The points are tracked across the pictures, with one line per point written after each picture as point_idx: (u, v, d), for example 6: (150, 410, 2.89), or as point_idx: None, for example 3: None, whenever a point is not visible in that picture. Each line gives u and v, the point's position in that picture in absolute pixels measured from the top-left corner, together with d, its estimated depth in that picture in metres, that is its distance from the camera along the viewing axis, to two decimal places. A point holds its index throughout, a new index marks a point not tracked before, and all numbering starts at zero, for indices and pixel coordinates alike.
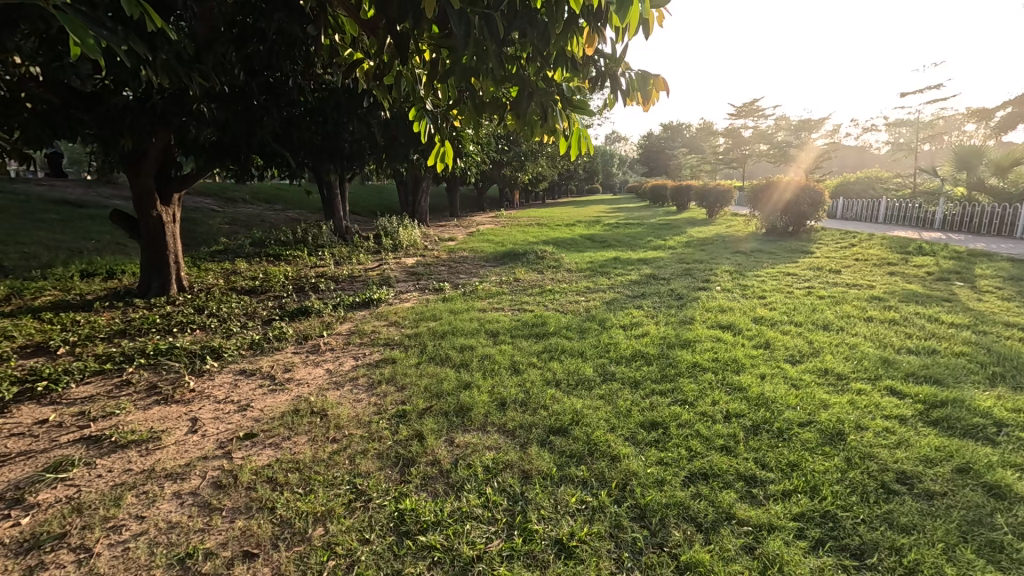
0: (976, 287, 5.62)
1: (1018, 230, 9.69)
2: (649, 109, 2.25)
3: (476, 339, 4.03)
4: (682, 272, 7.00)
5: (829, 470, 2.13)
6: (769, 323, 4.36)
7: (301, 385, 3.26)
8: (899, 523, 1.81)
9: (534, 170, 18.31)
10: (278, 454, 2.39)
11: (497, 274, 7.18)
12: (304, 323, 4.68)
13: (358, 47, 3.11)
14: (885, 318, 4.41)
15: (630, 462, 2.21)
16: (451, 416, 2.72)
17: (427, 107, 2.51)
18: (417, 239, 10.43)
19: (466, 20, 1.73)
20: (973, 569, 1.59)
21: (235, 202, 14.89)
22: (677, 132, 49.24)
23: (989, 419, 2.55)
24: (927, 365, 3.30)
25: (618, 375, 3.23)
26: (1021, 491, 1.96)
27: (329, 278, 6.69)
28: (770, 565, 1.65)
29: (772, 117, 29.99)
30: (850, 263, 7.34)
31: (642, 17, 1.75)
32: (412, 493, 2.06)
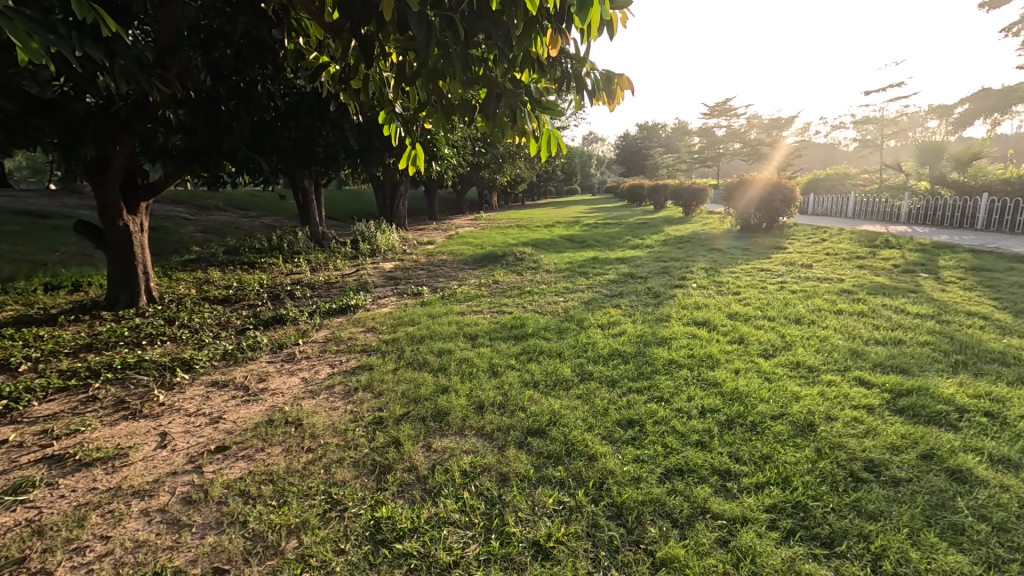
0: (940, 278, 5.81)
1: (979, 221, 10.05)
2: (615, 108, 2.28)
3: (454, 342, 4.02)
4: (659, 270, 7.10)
5: (800, 461, 2.17)
6: (743, 319, 4.43)
7: (276, 395, 3.20)
8: (867, 510, 1.85)
9: (512, 171, 18.34)
10: (250, 466, 2.34)
11: (476, 276, 7.18)
12: (279, 331, 4.60)
13: (325, 50, 3.08)
14: (854, 311, 4.53)
15: (607, 461, 2.23)
16: (429, 421, 2.71)
17: (396, 109, 2.49)
18: (395, 243, 10.34)
19: (428, 21, 1.71)
20: (936, 552, 1.64)
21: (207, 209, 14.59)
22: (653, 132, 49.91)
23: (952, 406, 2.63)
24: (894, 355, 3.40)
25: (596, 374, 3.24)
26: (982, 474, 2.03)
27: (305, 285, 6.59)
28: (743, 557, 1.67)
29: (745, 117, 30.59)
30: (821, 258, 7.52)
31: (604, 19, 1.78)
32: (389, 501, 2.03)
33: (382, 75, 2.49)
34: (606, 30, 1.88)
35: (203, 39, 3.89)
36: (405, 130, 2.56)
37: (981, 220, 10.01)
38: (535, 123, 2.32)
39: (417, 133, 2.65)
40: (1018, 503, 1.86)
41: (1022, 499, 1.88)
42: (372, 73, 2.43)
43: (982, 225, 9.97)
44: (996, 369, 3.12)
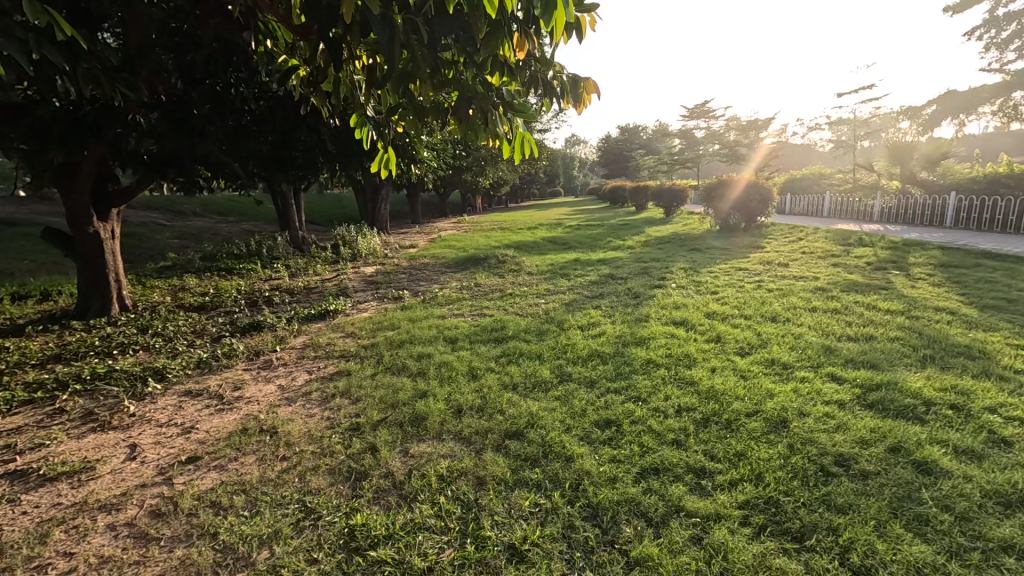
0: (911, 275, 5.95)
1: (948, 219, 10.34)
2: (583, 111, 2.33)
3: (434, 346, 3.99)
4: (640, 270, 7.16)
5: (772, 457, 2.21)
6: (721, 318, 4.49)
7: (251, 403, 3.14)
8: (836, 504, 1.89)
9: (494, 174, 18.34)
10: (222, 477, 2.30)
11: (458, 279, 7.16)
12: (256, 338, 4.52)
13: (296, 54, 3.05)
14: (828, 308, 4.61)
15: (583, 462, 2.23)
16: (406, 426, 2.69)
17: (368, 113, 2.48)
18: (376, 247, 10.26)
19: (393, 23, 1.72)
20: (902, 543, 1.68)
21: (184, 215, 14.33)
22: (634, 134, 50.36)
23: (920, 399, 2.70)
24: (865, 351, 3.47)
25: (574, 375, 3.25)
26: (946, 465, 2.08)
27: (284, 291, 6.50)
28: (716, 554, 1.69)
29: (724, 118, 31.06)
30: (798, 256, 7.66)
31: (571, 21, 1.86)
32: (364, 507, 2.01)
33: (353, 78, 2.47)
34: (574, 33, 1.93)
35: (174, 42, 3.83)
36: (377, 133, 2.54)
37: (950, 218, 10.30)
38: (507, 127, 2.33)
39: (390, 137, 2.64)
40: (980, 493, 1.91)
41: (983, 489, 1.93)
42: (343, 76, 2.42)
43: (951, 222, 10.26)
44: (962, 363, 3.21)
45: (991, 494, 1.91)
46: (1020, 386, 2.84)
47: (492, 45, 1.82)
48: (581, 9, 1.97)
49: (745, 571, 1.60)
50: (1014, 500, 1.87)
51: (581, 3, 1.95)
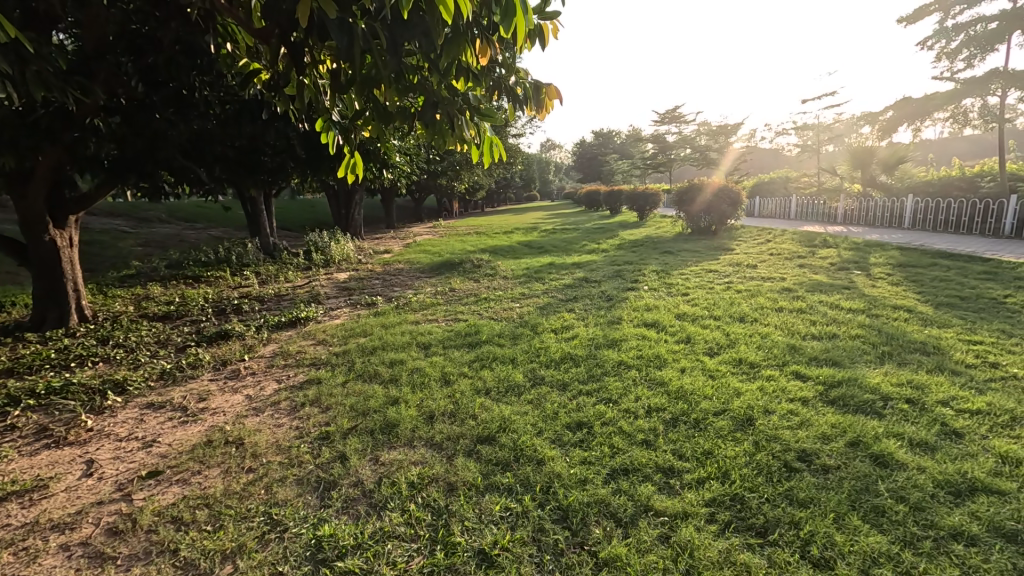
0: (872, 275, 6.17)
1: (906, 220, 10.74)
2: (546, 116, 2.40)
3: (407, 352, 3.96)
4: (613, 274, 7.23)
5: (738, 455, 2.25)
6: (691, 319, 4.57)
7: (216, 415, 3.06)
8: (798, 498, 1.94)
9: (470, 178, 18.31)
10: (185, 491, 2.23)
11: (432, 284, 7.13)
12: (223, 348, 4.41)
13: (259, 59, 3.00)
14: (794, 308, 4.74)
15: (554, 465, 2.24)
16: (377, 433, 2.65)
17: (333, 117, 2.45)
18: (350, 253, 10.14)
19: (351, 28, 1.72)
20: (859, 535, 1.74)
21: (149, 222, 13.91)
22: (608, 138, 50.89)
23: (878, 395, 2.79)
24: (828, 348, 3.58)
25: (547, 378, 3.27)
26: (901, 458, 2.16)
27: (253, 298, 6.36)
28: (682, 552, 1.71)
29: (695, 123, 31.70)
30: (765, 258, 7.86)
31: (533, 30, 1.93)
32: (332, 518, 1.97)
33: (317, 82, 2.45)
34: (536, 40, 2.00)
35: (133, 44, 3.71)
36: (343, 138, 2.52)
37: (908, 219, 10.71)
38: (474, 130, 2.34)
39: (357, 142, 2.62)
40: (933, 483, 1.99)
41: (936, 480, 2.01)
42: (307, 81, 2.39)
43: (909, 223, 10.66)
44: (918, 359, 3.34)
45: (942, 484, 1.99)
46: (970, 380, 2.98)
47: (454, 51, 1.83)
48: (544, 16, 2.04)
49: (711, 568, 1.63)
50: (963, 490, 1.95)
51: (543, 11, 2.02)
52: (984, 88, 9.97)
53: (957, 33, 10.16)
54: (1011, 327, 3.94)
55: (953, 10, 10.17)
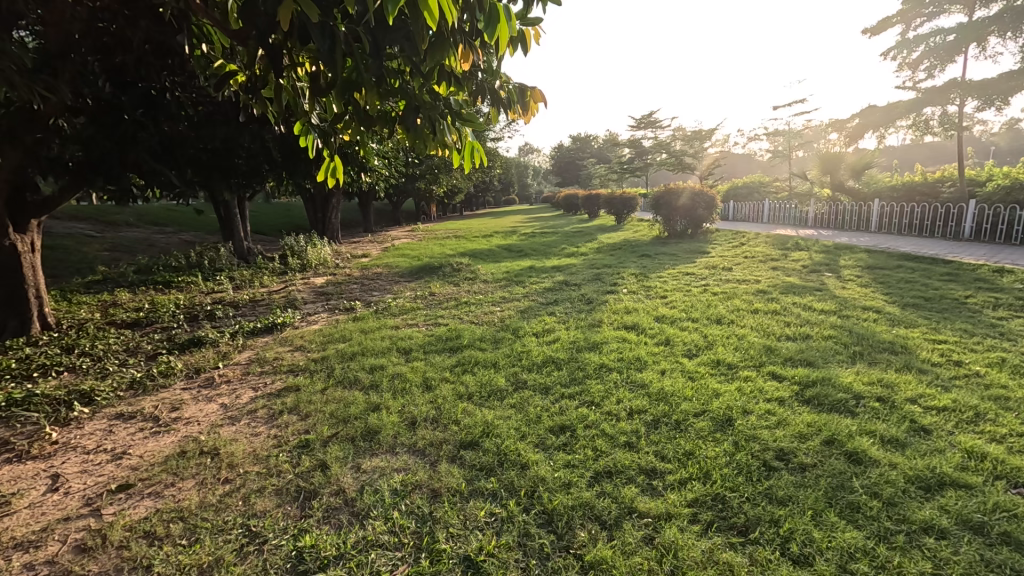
0: (842, 276, 6.36)
1: (873, 223, 11.10)
2: (531, 119, 2.43)
3: (387, 358, 3.91)
4: (593, 277, 7.29)
5: (719, 455, 2.29)
6: (670, 321, 4.64)
7: (190, 424, 2.97)
8: (777, 496, 1.98)
9: (449, 182, 18.24)
10: (158, 504, 2.15)
11: (412, 288, 7.07)
12: (196, 355, 4.28)
13: (234, 60, 2.94)
14: (768, 310, 4.86)
15: (538, 469, 2.24)
16: (358, 440, 2.61)
17: (312, 121, 2.42)
18: (327, 257, 9.99)
19: (332, 32, 1.71)
20: (836, 531, 1.78)
21: (116, 226, 13.46)
22: (585, 142, 51.35)
23: (851, 393, 2.88)
24: (803, 349, 3.67)
25: (529, 382, 3.27)
26: (874, 454, 2.23)
27: (227, 304, 6.21)
28: (667, 552, 1.73)
29: (670, 128, 32.23)
30: (740, 261, 8.02)
31: (516, 36, 1.95)
32: (313, 528, 1.93)
33: (295, 85, 2.42)
34: (519, 46, 2.01)
35: (100, 44, 3.59)
36: (322, 141, 2.48)
37: (875, 222, 11.07)
38: (456, 135, 2.34)
39: (336, 145, 2.59)
40: (904, 479, 2.06)
41: (907, 475, 2.08)
42: (285, 83, 2.35)
43: (876, 226, 11.02)
44: (887, 358, 3.45)
45: (913, 480, 2.05)
46: (936, 377, 3.09)
47: (437, 56, 1.83)
48: (526, 22, 2.07)
49: (695, 568, 1.65)
50: (933, 484, 2.03)
51: (525, 17, 2.04)
52: (944, 97, 10.39)
53: (918, 44, 10.58)
54: (972, 326, 4.10)
55: (914, 21, 10.58)
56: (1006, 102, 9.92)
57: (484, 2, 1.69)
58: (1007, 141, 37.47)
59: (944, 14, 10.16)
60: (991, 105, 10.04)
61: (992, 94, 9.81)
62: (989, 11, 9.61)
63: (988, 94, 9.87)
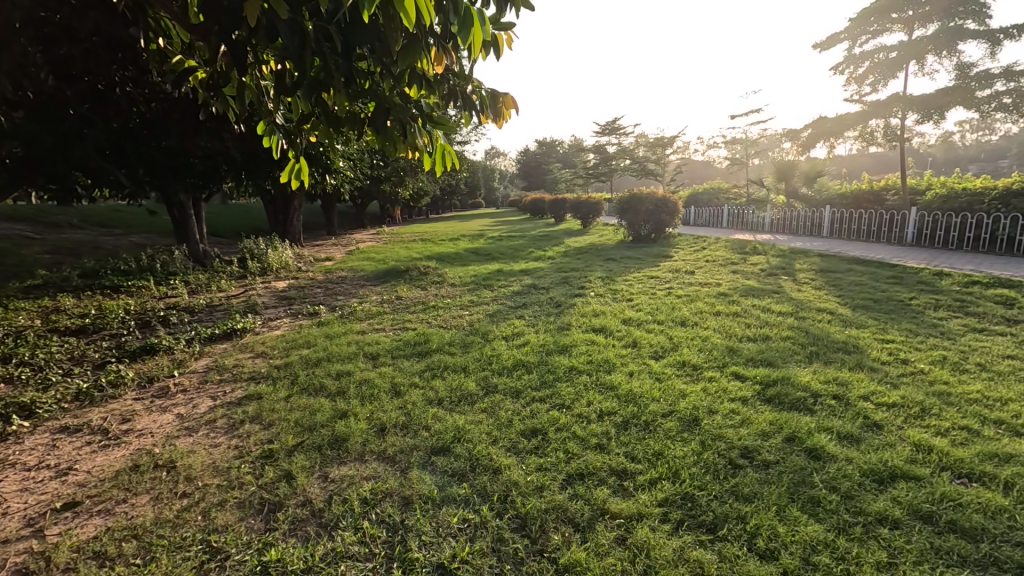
0: (797, 280, 6.64)
1: (825, 229, 11.65)
2: (503, 125, 2.44)
3: (354, 363, 3.83)
4: (560, 280, 7.37)
5: (687, 454, 2.34)
6: (636, 323, 4.73)
7: (143, 436, 2.82)
8: (742, 493, 2.05)
9: (415, 185, 18.08)
10: (108, 522, 2.03)
11: (378, 292, 6.96)
12: (149, 363, 4.08)
13: (194, 56, 2.84)
14: (730, 312, 5.02)
15: (511, 473, 2.23)
16: (325, 449, 2.54)
17: (276, 120, 2.36)
18: (289, 261, 9.72)
19: (302, 30, 1.70)
20: (798, 525, 1.85)
21: (59, 227, 12.66)
22: (551, 147, 51.83)
23: (809, 392, 3.00)
24: (763, 350, 3.80)
25: (500, 386, 3.25)
26: (831, 450, 2.33)
27: (182, 310, 5.93)
28: (639, 552, 1.75)
29: (634, 135, 32.95)
30: (702, 265, 8.26)
31: (489, 39, 1.95)
32: (278, 541, 1.86)
33: (259, 83, 2.36)
34: (491, 50, 2.03)
35: (43, 34, 3.38)
36: (287, 142, 2.43)
37: (826, 228, 11.63)
38: (427, 138, 2.34)
39: (302, 146, 2.53)
40: (860, 472, 2.16)
41: (862, 469, 2.18)
42: (249, 81, 2.29)
43: (828, 231, 11.57)
44: (840, 357, 3.62)
45: (868, 473, 2.16)
46: (885, 375, 3.26)
47: (409, 58, 1.83)
48: (498, 27, 2.08)
49: (667, 567, 1.67)
50: (885, 477, 2.13)
51: (498, 21, 2.05)
52: (888, 110, 10.99)
53: (864, 60, 11.16)
54: (916, 326, 4.35)
55: (859, 39, 11.16)
56: (943, 117, 10.59)
57: (457, 5, 1.71)
58: (942, 152, 40.12)
59: (887, 33, 10.77)
60: (930, 118, 10.70)
61: (931, 109, 10.45)
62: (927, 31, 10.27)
63: (927, 108, 10.51)
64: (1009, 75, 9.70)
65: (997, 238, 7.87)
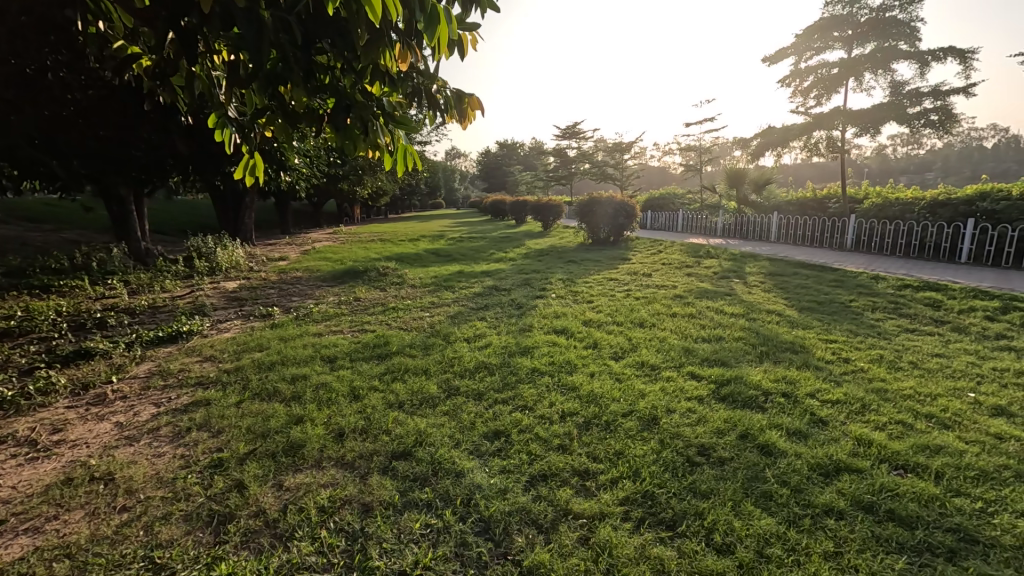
0: (748, 282, 6.93)
1: (773, 233, 12.23)
2: (467, 126, 2.43)
3: (310, 367, 3.71)
4: (522, 282, 7.38)
5: (646, 453, 2.39)
6: (597, 325, 4.81)
7: (77, 447, 2.63)
8: (701, 490, 2.10)
9: (374, 184, 17.73)
10: (37, 541, 1.88)
11: (336, 293, 6.80)
12: (84, 368, 3.80)
13: (137, 42, 2.67)
14: (685, 313, 5.18)
15: (474, 476, 2.21)
16: (280, 456, 2.44)
17: (229, 114, 2.25)
18: (240, 260, 9.31)
19: (259, 20, 1.63)
20: (753, 518, 1.92)
21: None
22: (512, 148, 51.95)
23: (760, 390, 3.13)
24: (717, 350, 3.94)
25: (462, 389, 3.22)
26: (782, 445, 2.44)
27: (122, 312, 5.56)
28: (602, 551, 1.77)
29: (593, 139, 33.49)
30: (658, 267, 8.48)
31: (453, 38, 1.94)
32: (229, 555, 1.77)
33: (210, 73, 2.26)
34: (456, 49, 2.02)
35: None
36: (240, 136, 2.32)
37: (775, 233, 12.19)
38: (389, 137, 2.29)
39: (257, 141, 2.43)
40: (808, 467, 2.26)
41: (810, 463, 2.29)
42: (200, 70, 2.18)
43: (776, 236, 12.14)
44: (789, 357, 3.79)
45: (814, 467, 2.27)
46: (829, 373, 3.45)
47: (372, 53, 1.80)
48: (463, 26, 2.07)
49: (629, 565, 1.70)
50: (831, 470, 2.25)
51: (463, 20, 2.04)
52: (830, 123, 11.63)
53: (808, 74, 11.77)
54: (856, 327, 4.63)
55: (804, 54, 11.76)
56: (878, 131, 11.31)
57: (423, 3, 1.69)
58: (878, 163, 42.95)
59: (829, 50, 11.40)
60: (867, 132, 11.41)
61: (868, 123, 11.13)
62: (864, 49, 10.95)
63: (865, 122, 11.20)
64: (936, 94, 10.47)
65: (927, 245, 8.45)
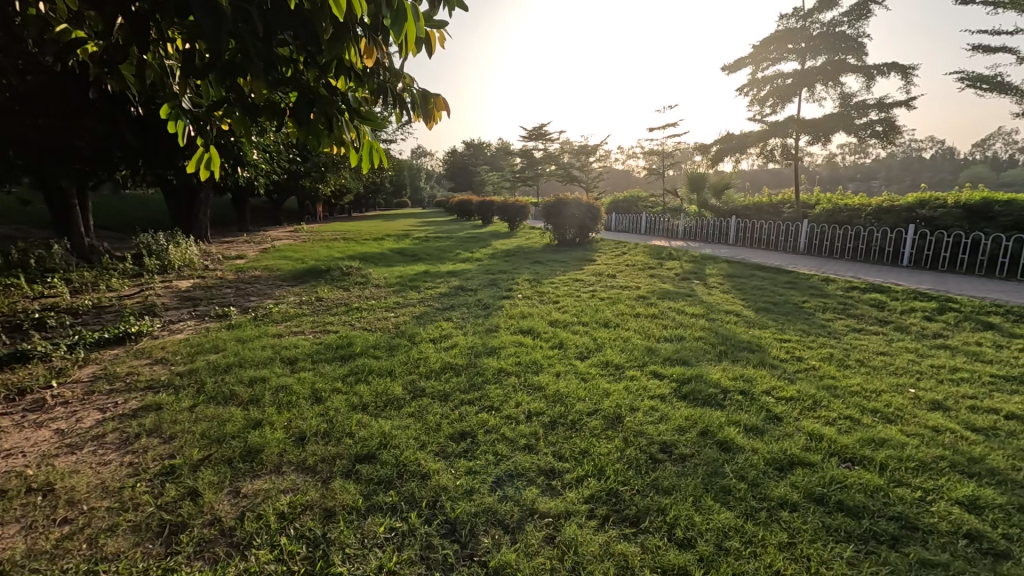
0: (708, 283, 7.14)
1: (732, 236, 12.64)
2: (434, 126, 2.41)
3: (269, 368, 3.59)
4: (488, 282, 7.37)
5: (611, 451, 2.43)
6: (563, 325, 4.85)
7: (11, 457, 2.45)
8: (663, 487, 2.15)
9: (337, 181, 17.31)
10: None
11: (297, 293, 6.62)
12: (19, 372, 3.55)
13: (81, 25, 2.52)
14: (649, 313, 5.29)
15: (440, 478, 2.19)
16: (237, 462, 2.35)
17: (184, 104, 2.15)
18: (194, 258, 8.92)
19: (217, 8, 1.56)
20: (712, 513, 1.98)
21: None
22: (479, 148, 51.85)
23: (719, 388, 3.22)
24: (678, 349, 4.04)
25: (428, 390, 3.18)
26: (739, 441, 2.52)
27: (63, 312, 5.24)
28: (568, 549, 1.79)
29: (559, 141, 33.77)
30: (623, 268, 8.63)
31: (419, 35, 1.92)
32: (182, 566, 1.69)
33: (163, 62, 2.16)
34: (423, 47, 2.00)
35: None
36: (195, 128, 2.22)
37: (733, 236, 12.60)
38: (354, 133, 2.25)
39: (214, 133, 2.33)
40: (764, 462, 2.35)
41: (766, 458, 2.37)
42: (152, 57, 2.08)
43: (734, 240, 12.56)
44: (746, 355, 3.93)
45: (770, 462, 2.35)
46: (784, 371, 3.59)
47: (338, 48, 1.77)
48: (430, 23, 2.06)
49: (594, 562, 1.72)
50: (785, 464, 2.34)
51: (431, 18, 2.03)
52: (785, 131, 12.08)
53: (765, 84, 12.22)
54: (808, 326, 4.84)
55: (761, 64, 12.20)
56: (829, 140, 11.84)
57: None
58: (827, 170, 45.12)
59: (784, 61, 11.86)
60: (819, 140, 11.93)
61: (819, 131, 11.64)
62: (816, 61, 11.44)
63: (818, 131, 11.69)
64: (881, 106, 11.07)
65: (872, 249, 8.92)
